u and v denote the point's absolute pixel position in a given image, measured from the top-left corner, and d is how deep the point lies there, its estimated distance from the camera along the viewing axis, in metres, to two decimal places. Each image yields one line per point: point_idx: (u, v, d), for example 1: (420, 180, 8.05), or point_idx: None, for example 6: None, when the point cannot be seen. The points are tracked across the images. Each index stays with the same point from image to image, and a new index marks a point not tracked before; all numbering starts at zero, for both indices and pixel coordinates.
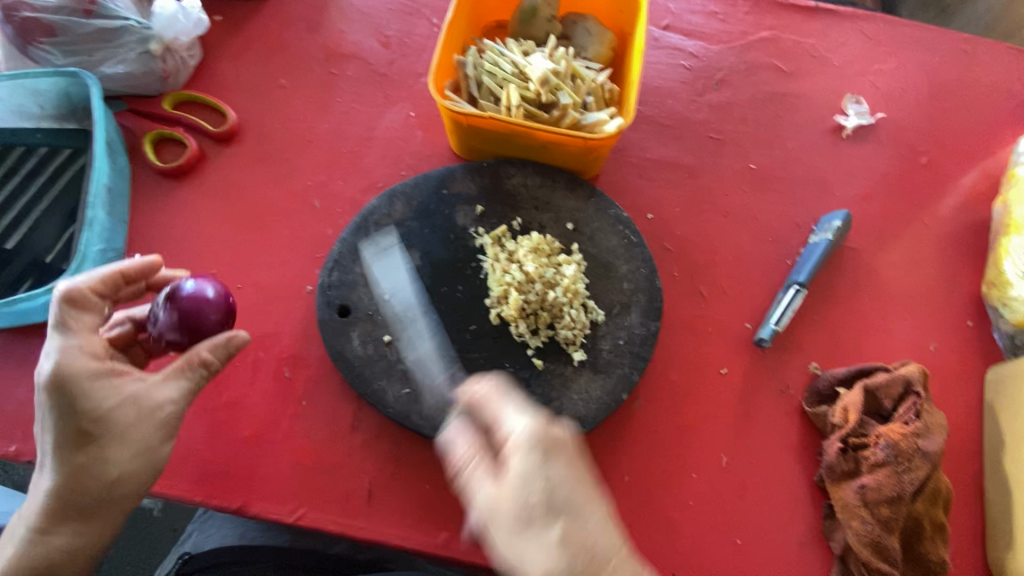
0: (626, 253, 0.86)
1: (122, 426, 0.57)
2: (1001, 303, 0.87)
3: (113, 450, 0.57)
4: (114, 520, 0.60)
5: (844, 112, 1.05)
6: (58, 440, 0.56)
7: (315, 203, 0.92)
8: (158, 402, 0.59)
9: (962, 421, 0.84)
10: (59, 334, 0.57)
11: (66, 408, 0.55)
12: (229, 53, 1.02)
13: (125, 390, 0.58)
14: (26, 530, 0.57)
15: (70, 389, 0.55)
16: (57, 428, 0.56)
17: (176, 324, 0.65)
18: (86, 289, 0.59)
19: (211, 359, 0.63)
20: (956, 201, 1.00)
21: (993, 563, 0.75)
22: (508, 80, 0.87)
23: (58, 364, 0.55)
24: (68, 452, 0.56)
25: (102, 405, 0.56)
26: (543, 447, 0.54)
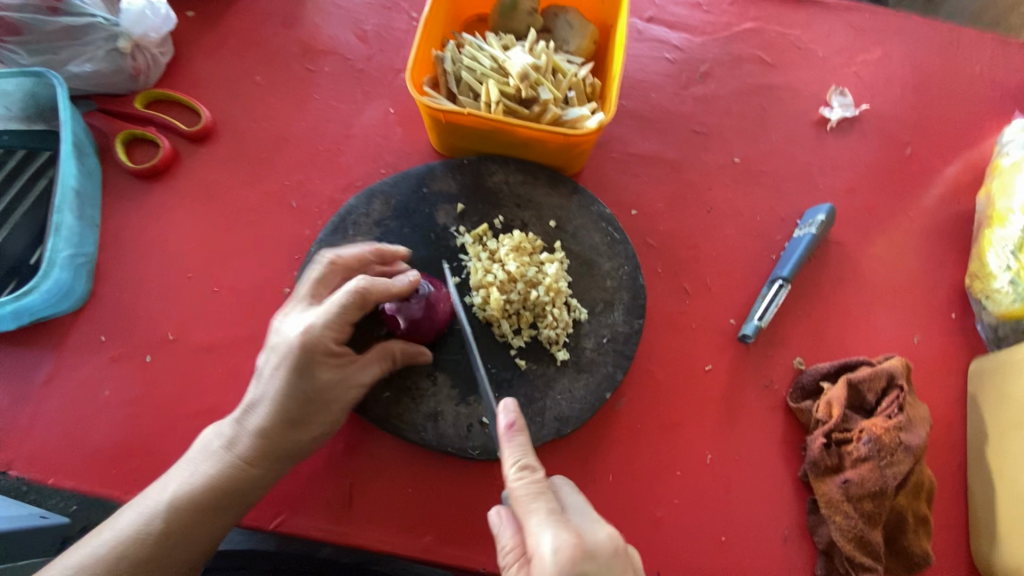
0: (610, 250, 0.85)
1: (331, 398, 0.65)
2: (983, 295, 0.87)
3: (315, 417, 0.65)
4: (282, 477, 0.67)
5: (829, 104, 1.04)
6: (285, 398, 0.62)
7: (293, 204, 0.90)
8: (358, 385, 0.67)
9: (945, 413, 0.84)
10: (334, 312, 0.62)
11: (303, 374, 0.62)
12: (202, 49, 1.00)
13: (342, 370, 0.65)
14: (214, 464, 0.63)
15: (315, 360, 0.62)
16: (286, 387, 0.62)
17: (412, 318, 0.72)
18: (382, 285, 0.65)
19: (399, 355, 0.71)
20: (940, 192, 1.00)
21: (976, 554, 0.76)
22: (487, 76, 0.85)
23: (313, 339, 0.61)
24: (286, 411, 0.63)
25: (322, 377, 0.63)
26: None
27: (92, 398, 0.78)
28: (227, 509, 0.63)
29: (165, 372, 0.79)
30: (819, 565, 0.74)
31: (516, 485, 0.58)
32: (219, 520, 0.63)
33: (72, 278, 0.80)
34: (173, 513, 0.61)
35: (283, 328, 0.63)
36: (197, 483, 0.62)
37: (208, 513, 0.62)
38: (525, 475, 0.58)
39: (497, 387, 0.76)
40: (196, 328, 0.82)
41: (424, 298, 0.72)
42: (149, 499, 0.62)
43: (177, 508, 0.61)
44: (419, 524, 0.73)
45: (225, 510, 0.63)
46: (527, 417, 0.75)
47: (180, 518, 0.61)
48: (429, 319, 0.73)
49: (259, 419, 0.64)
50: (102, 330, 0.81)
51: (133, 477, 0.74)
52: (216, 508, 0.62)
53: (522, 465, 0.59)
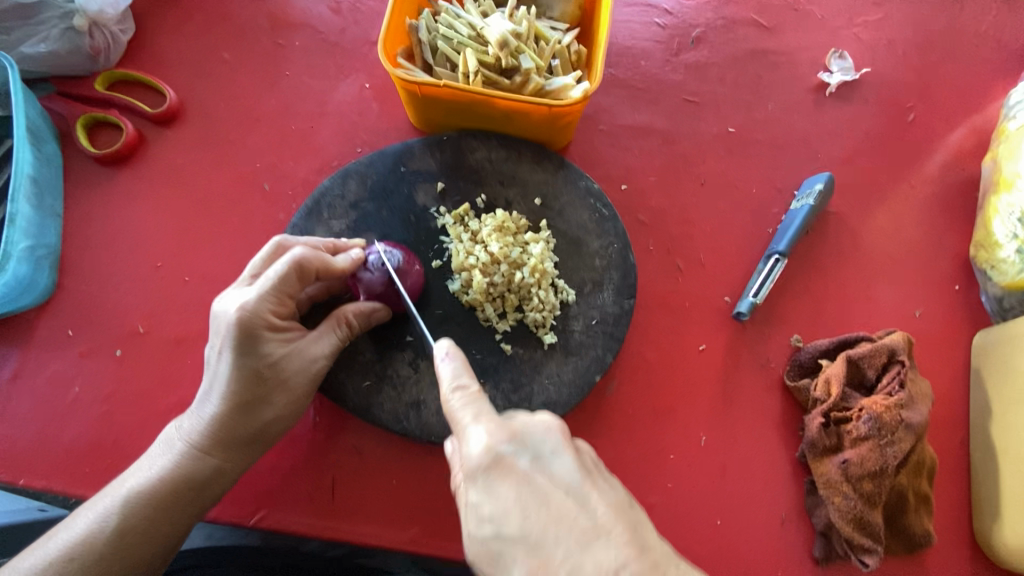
0: (598, 228, 0.81)
1: (285, 376, 0.62)
2: (989, 265, 0.84)
3: (273, 398, 0.62)
4: (245, 463, 0.64)
5: (828, 68, 0.99)
6: (234, 378, 0.59)
7: (265, 187, 0.86)
8: (314, 357, 0.64)
9: (947, 389, 0.81)
10: (272, 286, 0.59)
11: (247, 354, 0.58)
12: (165, 25, 0.94)
13: (293, 344, 0.62)
14: (172, 456, 0.61)
15: (257, 336, 0.58)
16: (234, 368, 0.58)
17: (376, 289, 0.70)
18: (322, 256, 0.63)
19: (355, 322, 0.68)
20: (944, 159, 0.95)
21: (979, 532, 0.74)
22: (464, 45, 0.80)
23: (251, 315, 0.57)
24: (237, 394, 0.59)
25: (271, 356, 0.60)
26: (490, 476, 0.49)
27: (62, 395, 0.75)
28: (189, 499, 0.60)
29: (137, 367, 0.77)
30: (817, 547, 0.73)
31: (451, 400, 0.55)
32: (183, 514, 0.60)
33: (32, 272, 0.76)
34: (130, 509, 0.57)
35: (220, 308, 0.59)
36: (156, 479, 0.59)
37: (171, 508, 0.59)
38: (451, 386, 0.56)
39: (482, 373, 0.74)
40: (168, 319, 0.79)
41: (385, 270, 0.70)
42: (101, 498, 0.59)
43: (135, 506, 0.58)
44: (405, 514, 0.71)
45: (190, 501, 0.60)
46: (514, 403, 0.73)
47: (138, 514, 0.57)
48: (393, 290, 0.71)
49: (211, 405, 0.60)
50: (70, 325, 0.78)
51: (108, 473, 0.72)
52: (178, 502, 0.60)
53: (455, 384, 0.55)
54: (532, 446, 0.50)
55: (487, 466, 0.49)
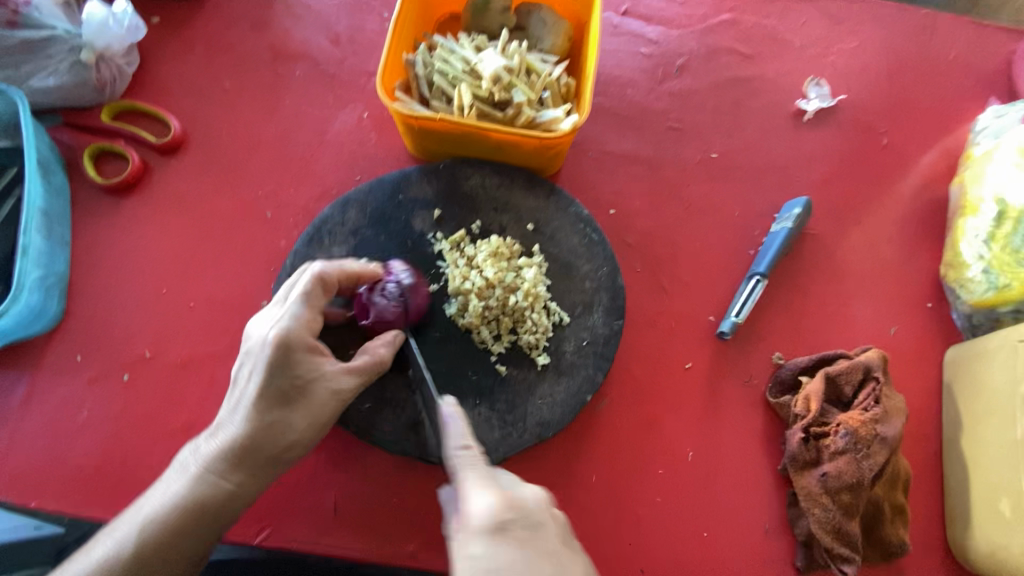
0: (588, 252, 0.85)
1: (310, 398, 0.64)
2: (958, 284, 0.88)
3: (297, 420, 0.63)
4: (261, 487, 0.64)
5: (806, 95, 1.04)
6: (263, 396, 0.62)
7: (267, 214, 0.89)
8: (343, 384, 0.65)
9: (921, 402, 0.86)
10: (302, 304, 0.65)
11: (279, 372, 0.62)
12: (169, 57, 0.98)
13: (323, 368, 0.65)
14: (192, 478, 0.62)
15: (289, 354, 0.62)
16: (262, 386, 0.62)
17: (392, 316, 0.73)
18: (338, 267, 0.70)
19: (386, 355, 0.70)
20: (916, 181, 1.00)
21: (952, 541, 0.78)
22: (459, 79, 0.84)
23: (284, 332, 0.62)
24: (264, 413, 0.62)
25: (300, 376, 0.63)
26: (494, 531, 0.53)
27: (71, 418, 0.77)
28: (203, 519, 0.62)
29: (143, 390, 0.79)
30: (798, 556, 0.76)
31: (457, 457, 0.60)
32: (203, 535, 0.62)
33: (42, 300, 0.79)
34: (146, 531, 0.60)
35: (256, 329, 0.64)
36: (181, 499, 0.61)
37: (194, 528, 0.61)
38: (456, 438, 0.62)
39: (478, 394, 0.77)
40: (173, 343, 0.81)
41: (399, 299, 0.73)
42: (125, 522, 0.61)
43: (150, 527, 0.60)
44: (404, 532, 0.74)
45: (204, 522, 0.61)
46: (509, 422, 0.76)
47: (155, 534, 0.60)
48: (404, 316, 0.74)
49: (236, 425, 0.63)
50: (78, 349, 0.80)
51: (117, 495, 0.75)
52: (198, 523, 0.61)
53: (463, 443, 0.61)
54: (529, 514, 0.55)
55: (490, 519, 0.53)
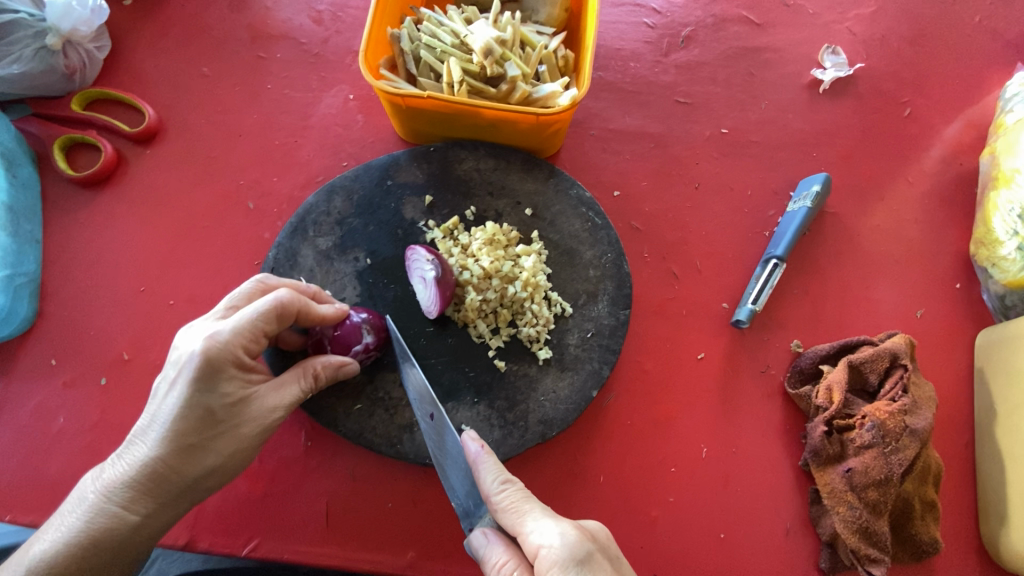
0: (591, 237, 0.79)
1: (239, 421, 0.57)
2: (990, 263, 0.82)
3: (222, 445, 0.56)
4: (173, 518, 0.57)
5: (821, 64, 0.98)
6: (182, 418, 0.54)
7: (250, 205, 0.84)
8: (274, 406, 0.59)
9: (952, 390, 0.80)
10: (246, 318, 0.56)
11: (203, 391, 0.54)
12: (142, 41, 0.92)
13: (254, 388, 0.58)
14: (88, 513, 0.53)
15: (218, 371, 0.54)
16: (182, 403, 0.53)
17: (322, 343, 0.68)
18: (302, 299, 0.61)
19: (322, 373, 0.63)
20: (941, 154, 0.94)
21: (986, 539, 0.72)
22: (448, 53, 0.78)
23: (216, 345, 0.54)
24: (182, 436, 0.54)
25: (227, 399, 0.56)
26: (580, 563, 0.49)
27: (48, 425, 0.73)
28: (104, 558, 0.53)
29: (124, 395, 0.75)
30: (822, 557, 0.71)
31: (498, 498, 0.55)
32: None
33: (10, 301, 0.75)
34: None
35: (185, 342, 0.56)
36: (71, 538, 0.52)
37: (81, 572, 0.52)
38: (489, 474, 0.56)
39: (476, 392, 0.72)
40: (153, 344, 0.77)
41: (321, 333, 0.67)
42: (10, 565, 0.52)
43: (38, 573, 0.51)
44: (401, 539, 0.69)
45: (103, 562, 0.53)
46: (509, 421, 0.71)
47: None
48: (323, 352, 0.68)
49: (148, 447, 0.54)
50: (54, 353, 0.76)
51: None
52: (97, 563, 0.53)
53: (502, 479, 0.55)
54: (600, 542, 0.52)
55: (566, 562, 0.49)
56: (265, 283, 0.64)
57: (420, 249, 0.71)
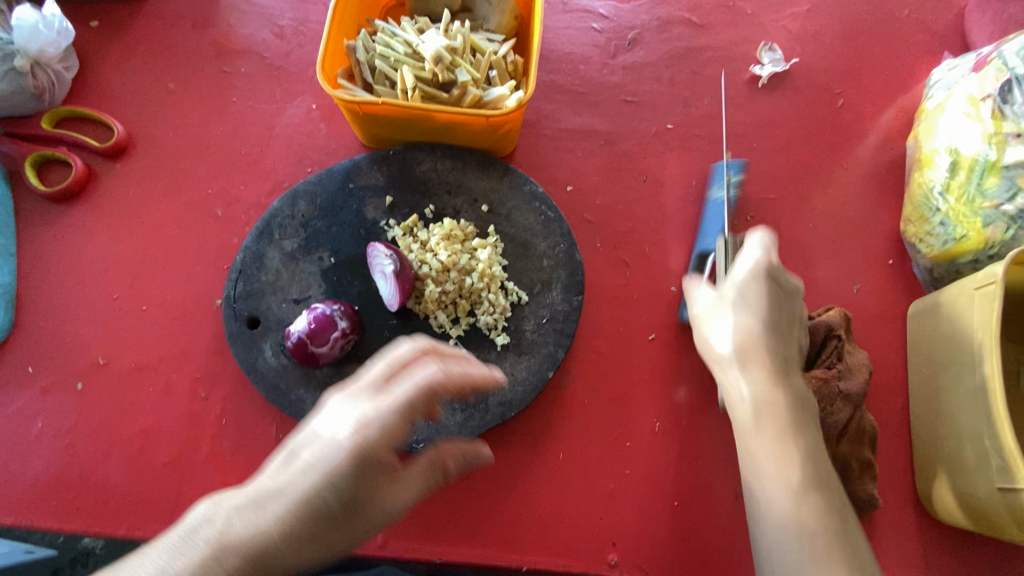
0: (545, 230, 0.84)
1: (364, 518, 0.51)
2: (918, 239, 0.88)
3: (338, 538, 0.50)
4: None
5: (759, 61, 1.04)
6: (326, 501, 0.48)
7: (218, 212, 0.88)
8: (400, 509, 0.52)
9: (886, 359, 0.86)
10: (399, 407, 0.50)
11: (346, 486, 0.48)
12: (110, 60, 0.96)
13: (392, 487, 0.52)
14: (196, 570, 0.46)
15: (369, 463, 0.49)
16: (328, 486, 0.48)
17: (298, 345, 0.73)
18: (460, 373, 0.54)
19: (453, 468, 0.56)
20: (873, 141, 1.00)
21: (922, 494, 0.77)
22: (401, 62, 0.82)
23: (362, 436, 0.49)
24: (312, 521, 0.48)
25: (359, 500, 0.50)
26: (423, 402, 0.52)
27: (26, 431, 0.76)
28: None
29: (99, 398, 0.78)
30: None
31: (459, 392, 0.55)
32: None
33: None
34: None
35: (335, 425, 0.50)
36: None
37: None
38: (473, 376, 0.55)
39: None
40: (126, 349, 0.80)
41: (296, 335, 0.72)
42: None
43: None
44: None
45: None
46: (471, 404, 0.75)
47: None
48: (303, 350, 0.73)
49: (274, 519, 0.48)
50: (30, 361, 0.79)
51: (76, 506, 0.74)
52: None
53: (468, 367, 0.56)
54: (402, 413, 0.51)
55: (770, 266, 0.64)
56: (420, 344, 0.56)
57: (376, 244, 0.76)
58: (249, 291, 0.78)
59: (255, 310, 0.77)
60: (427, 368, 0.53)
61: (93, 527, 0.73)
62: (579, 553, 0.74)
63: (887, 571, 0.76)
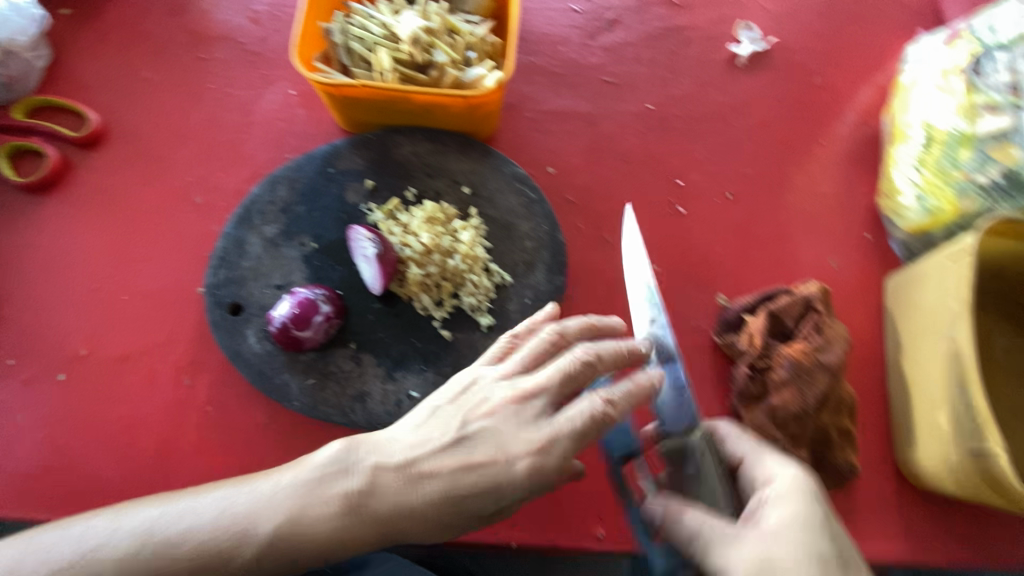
0: (527, 211, 0.84)
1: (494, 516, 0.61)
2: (894, 213, 0.90)
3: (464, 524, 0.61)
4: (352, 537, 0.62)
5: (737, 40, 1.04)
6: (471, 500, 0.58)
7: (197, 200, 0.87)
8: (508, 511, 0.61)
9: (865, 331, 0.87)
10: (568, 432, 0.59)
11: (496, 498, 0.58)
12: (83, 49, 0.94)
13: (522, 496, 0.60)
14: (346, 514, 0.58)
15: (508, 481, 0.58)
16: (478, 488, 0.58)
17: (281, 331, 0.73)
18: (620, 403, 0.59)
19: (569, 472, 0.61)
20: (851, 119, 1.01)
21: (900, 461, 0.79)
22: (378, 44, 0.82)
23: (524, 456, 0.58)
24: (453, 513, 0.58)
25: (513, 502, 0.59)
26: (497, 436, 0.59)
27: (9, 423, 0.76)
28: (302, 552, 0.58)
29: (82, 389, 0.77)
30: None
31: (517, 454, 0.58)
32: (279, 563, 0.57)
33: None
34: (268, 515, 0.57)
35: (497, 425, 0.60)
36: (294, 518, 0.57)
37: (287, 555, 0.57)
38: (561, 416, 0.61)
39: (424, 360, 0.76)
40: (109, 339, 0.79)
41: (280, 322, 0.72)
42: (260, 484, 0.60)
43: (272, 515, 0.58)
44: None
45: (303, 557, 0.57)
46: None
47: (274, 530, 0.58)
48: (287, 336, 0.73)
49: (424, 495, 0.58)
50: (11, 353, 0.78)
51: (61, 497, 0.73)
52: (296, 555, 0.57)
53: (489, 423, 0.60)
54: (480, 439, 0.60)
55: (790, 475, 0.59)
56: (586, 359, 0.62)
57: (358, 228, 0.76)
58: (230, 278, 0.78)
59: (236, 297, 0.77)
60: (590, 398, 0.60)
61: (79, 516, 0.73)
62: (567, 528, 0.75)
63: (868, 536, 0.77)
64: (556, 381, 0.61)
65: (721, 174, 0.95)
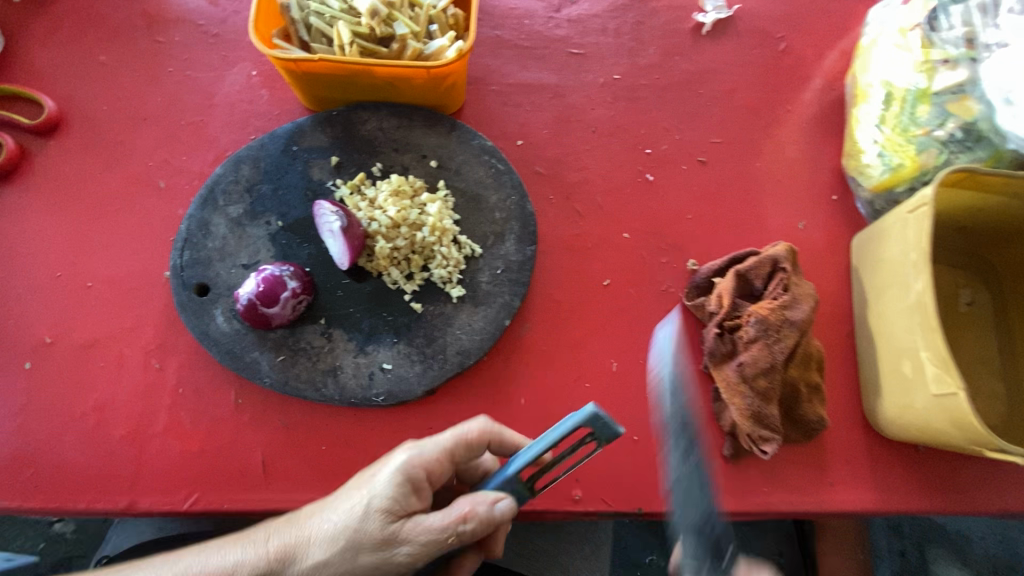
0: (495, 182, 0.84)
1: (395, 556, 0.58)
2: (858, 173, 0.91)
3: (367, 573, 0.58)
4: None
5: (703, 9, 1.02)
6: (361, 515, 0.59)
7: (160, 184, 0.85)
8: (411, 547, 0.58)
9: (832, 289, 0.89)
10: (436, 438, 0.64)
11: (381, 507, 0.59)
12: (37, 36, 0.92)
13: (424, 526, 0.58)
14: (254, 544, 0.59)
15: (396, 490, 0.59)
16: (363, 501, 0.59)
17: (250, 310, 0.72)
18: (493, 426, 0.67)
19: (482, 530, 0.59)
20: (821, 82, 1.00)
21: (868, 413, 0.81)
22: (337, 18, 0.81)
23: (405, 459, 0.61)
24: (342, 536, 0.58)
25: (364, 552, 0.58)
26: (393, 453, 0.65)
27: None
28: None
29: (51, 377, 0.76)
30: (725, 446, 0.79)
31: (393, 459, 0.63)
32: None
33: None
34: None
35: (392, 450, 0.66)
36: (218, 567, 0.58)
37: None
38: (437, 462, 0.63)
39: (395, 332, 0.76)
40: (75, 326, 0.79)
41: (247, 300, 0.72)
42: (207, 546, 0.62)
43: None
44: (338, 477, 0.74)
45: None
46: (428, 356, 0.76)
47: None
48: (256, 314, 0.72)
49: (323, 519, 0.60)
50: None
51: (31, 485, 0.73)
52: None
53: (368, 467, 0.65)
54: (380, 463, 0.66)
55: None
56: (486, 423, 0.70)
57: (323, 203, 0.75)
58: (195, 259, 0.78)
59: (203, 277, 0.77)
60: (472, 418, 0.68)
61: (51, 503, 0.72)
62: (544, 493, 0.76)
63: (840, 486, 0.79)
64: (448, 443, 0.64)
65: (690, 142, 0.95)
